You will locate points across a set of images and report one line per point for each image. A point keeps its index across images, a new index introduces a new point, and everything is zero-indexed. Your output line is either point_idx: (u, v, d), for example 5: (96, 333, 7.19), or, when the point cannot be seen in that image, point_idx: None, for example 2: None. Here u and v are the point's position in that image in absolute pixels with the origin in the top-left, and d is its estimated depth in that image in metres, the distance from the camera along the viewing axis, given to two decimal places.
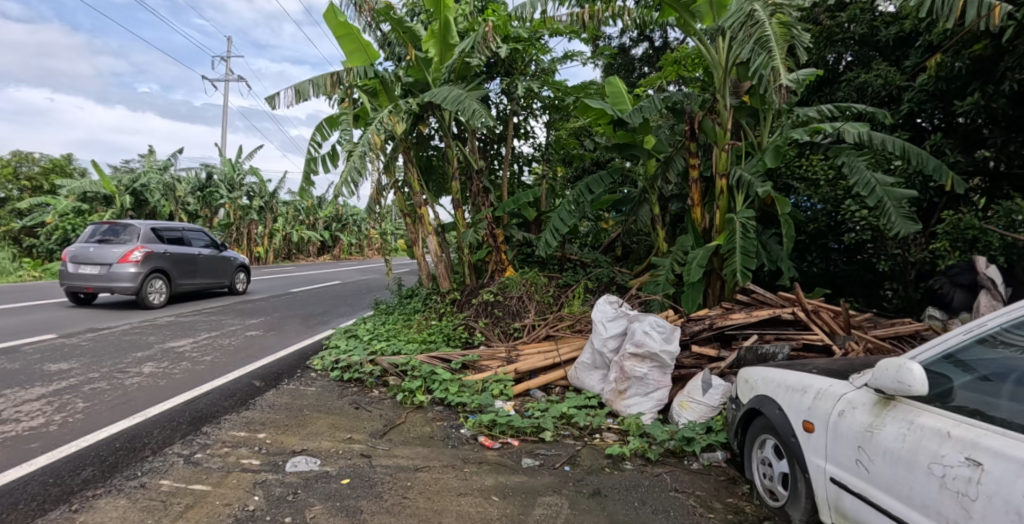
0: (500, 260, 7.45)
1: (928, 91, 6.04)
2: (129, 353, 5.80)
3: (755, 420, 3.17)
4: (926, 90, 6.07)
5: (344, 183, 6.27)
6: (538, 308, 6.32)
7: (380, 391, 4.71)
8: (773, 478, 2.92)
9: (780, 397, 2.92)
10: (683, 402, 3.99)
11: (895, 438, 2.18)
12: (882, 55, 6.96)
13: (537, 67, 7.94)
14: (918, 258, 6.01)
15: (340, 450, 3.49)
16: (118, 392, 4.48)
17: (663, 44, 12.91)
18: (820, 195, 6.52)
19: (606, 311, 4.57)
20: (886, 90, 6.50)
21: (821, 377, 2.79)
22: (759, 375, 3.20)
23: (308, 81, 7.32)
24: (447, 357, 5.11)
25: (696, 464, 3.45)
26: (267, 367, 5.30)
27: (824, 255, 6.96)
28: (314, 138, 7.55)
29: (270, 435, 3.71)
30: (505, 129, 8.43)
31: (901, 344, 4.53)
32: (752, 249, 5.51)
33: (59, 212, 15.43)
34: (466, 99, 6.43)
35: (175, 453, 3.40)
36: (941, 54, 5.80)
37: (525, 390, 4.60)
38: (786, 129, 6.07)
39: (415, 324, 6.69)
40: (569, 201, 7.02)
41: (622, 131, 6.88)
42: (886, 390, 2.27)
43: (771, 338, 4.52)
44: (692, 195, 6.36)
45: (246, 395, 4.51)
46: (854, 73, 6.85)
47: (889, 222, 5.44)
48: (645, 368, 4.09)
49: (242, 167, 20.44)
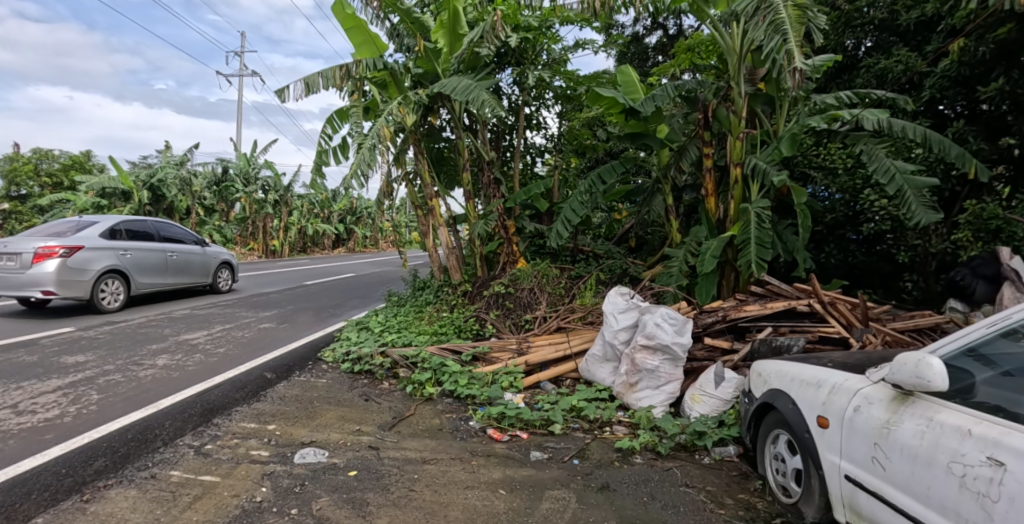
0: (512, 251, 7.39)
1: (950, 77, 5.94)
2: (144, 346, 5.87)
3: (768, 414, 3.10)
4: (948, 76, 5.96)
5: (353, 177, 6.29)
6: (549, 300, 6.27)
7: (390, 383, 4.72)
8: (787, 474, 2.87)
9: (795, 391, 2.83)
10: (694, 396, 3.93)
11: (912, 435, 2.11)
12: (903, 40, 6.75)
13: (549, 56, 7.87)
14: (939, 250, 5.88)
15: (349, 442, 3.48)
16: (132, 384, 4.53)
17: (677, 31, 12.83)
18: (838, 184, 6.43)
19: (617, 302, 4.50)
20: (906, 76, 6.38)
21: (837, 371, 2.69)
22: (772, 369, 3.13)
23: (317, 74, 7.30)
24: (457, 349, 5.10)
25: (708, 459, 3.40)
26: (279, 360, 5.32)
27: (842, 246, 6.88)
28: (325, 130, 7.54)
29: (279, 427, 3.72)
30: (516, 119, 8.39)
31: (921, 337, 4.50)
32: (767, 239, 5.45)
33: (78, 208, 15.75)
34: (475, 90, 6.37)
35: (185, 444, 3.41)
36: (964, 38, 5.64)
37: (536, 383, 4.57)
38: (803, 117, 5.98)
39: (427, 317, 6.66)
40: (580, 192, 6.96)
41: (634, 121, 6.79)
42: (905, 385, 2.19)
43: (785, 330, 4.44)
44: (706, 185, 6.36)
45: (257, 387, 4.52)
46: (873, 60, 6.76)
47: (908, 212, 5.40)
48: (657, 361, 4.03)
49: (257, 162, 20.78)
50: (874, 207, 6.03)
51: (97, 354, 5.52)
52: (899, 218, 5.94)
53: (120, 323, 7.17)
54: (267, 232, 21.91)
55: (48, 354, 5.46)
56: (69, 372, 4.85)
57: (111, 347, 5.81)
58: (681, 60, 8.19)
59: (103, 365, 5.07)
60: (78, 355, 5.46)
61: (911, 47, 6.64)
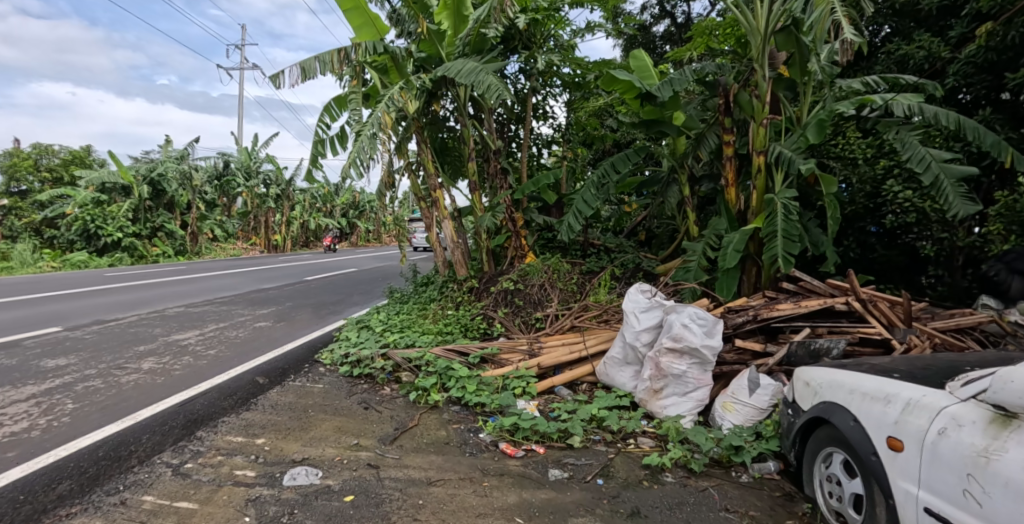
0: (521, 245, 7.01)
1: (975, 63, 5.54)
2: (130, 347, 5.55)
3: (818, 429, 2.72)
4: (973, 63, 5.57)
5: (352, 165, 5.93)
6: (561, 297, 5.93)
7: (392, 388, 4.38)
8: (844, 499, 2.49)
9: (856, 406, 2.43)
10: (726, 404, 3.55)
11: (1021, 468, 1.74)
12: (923, 26, 6.42)
13: (556, 42, 7.50)
14: (966, 243, 5.49)
15: (345, 459, 3.16)
16: (112, 392, 4.26)
17: (685, 19, 12.44)
18: (858, 175, 6.00)
19: (638, 300, 4.13)
20: (929, 62, 6.03)
21: (909, 384, 2.30)
22: (824, 378, 2.73)
23: (313, 58, 6.89)
24: (464, 350, 4.75)
25: (746, 477, 3.04)
26: (273, 362, 4.99)
27: (861, 239, 6.50)
28: (323, 119, 7.17)
29: (269, 441, 3.43)
30: (524, 108, 8.05)
31: (963, 336, 4.19)
32: (795, 232, 5.06)
33: (78, 203, 15.39)
34: (481, 72, 5.97)
35: (163, 463, 3.18)
36: (991, 22, 5.22)
37: (550, 388, 4.22)
38: (829, 102, 5.60)
39: (431, 314, 6.31)
40: (592, 183, 6.58)
41: (649, 107, 6.32)
42: (1010, 406, 1.83)
43: (823, 331, 4.05)
44: (725, 174, 5.90)
45: (247, 394, 4.22)
46: (894, 45, 6.40)
47: (945, 203, 5.01)
48: (684, 365, 3.65)
49: (258, 156, 20.58)
50: (898, 199, 5.66)
51: (81, 357, 5.21)
52: (926, 210, 5.55)
53: (109, 322, 6.85)
54: (269, 227, 21.76)
55: (29, 357, 5.14)
56: (47, 378, 4.55)
57: (96, 349, 5.50)
58: (697, 43, 7.76)
59: (85, 370, 4.77)
60: (60, 357, 5.15)
61: (933, 32, 6.30)
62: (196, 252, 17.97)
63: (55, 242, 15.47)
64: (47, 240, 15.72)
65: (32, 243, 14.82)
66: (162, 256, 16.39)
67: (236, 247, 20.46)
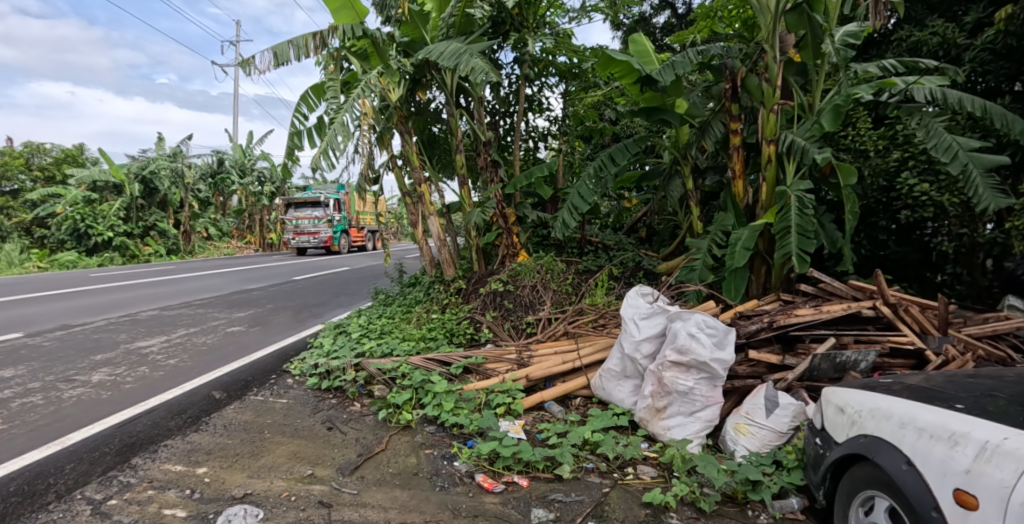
0: (512, 243, 6.54)
1: (994, 49, 5.05)
2: (87, 356, 5.09)
3: (855, 466, 2.23)
4: (991, 48, 5.08)
5: (323, 156, 5.46)
6: (554, 299, 5.45)
7: (362, 404, 3.92)
8: None
9: (910, 446, 1.95)
10: (738, 425, 3.08)
11: None
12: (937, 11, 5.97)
13: (551, 29, 7.04)
14: (987, 239, 4.97)
15: (294, 494, 2.71)
16: (50, 409, 3.80)
17: (686, 10, 11.87)
18: (870, 167, 5.49)
19: (639, 306, 3.66)
20: (942, 49, 5.54)
21: (981, 421, 1.84)
22: (864, 404, 2.25)
23: (287, 43, 6.40)
24: (446, 359, 4.29)
25: (765, 516, 2.59)
26: (235, 374, 4.51)
27: (872, 235, 6.02)
28: (300, 109, 6.69)
29: (211, 470, 2.97)
30: (517, 99, 7.58)
31: (999, 344, 3.72)
32: (811, 227, 4.59)
33: (69, 202, 14.95)
34: (465, 54, 5.51)
35: (83, 498, 2.73)
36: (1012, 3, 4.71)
37: (539, 403, 3.75)
38: (845, 86, 5.12)
39: (415, 318, 5.84)
40: (589, 175, 6.09)
41: (650, 92, 5.84)
42: None
43: (849, 341, 3.57)
44: (733, 165, 5.46)
45: (199, 412, 3.76)
46: (907, 31, 5.90)
47: (974, 195, 4.52)
48: (690, 381, 3.16)
49: (253, 152, 20.17)
50: (912, 192, 5.07)
51: (30, 367, 4.75)
52: (946, 206, 4.96)
53: (74, 328, 6.38)
54: (264, 225, 21.29)
55: None
56: None
57: (50, 358, 5.04)
58: (700, 26, 7.27)
59: (28, 383, 4.32)
60: (6, 368, 4.69)
61: (948, 18, 5.85)
62: (189, 251, 17.49)
63: (46, 241, 15.05)
64: (38, 240, 15.30)
65: (20, 243, 14.36)
66: (154, 256, 15.90)
67: (231, 246, 19.98)
